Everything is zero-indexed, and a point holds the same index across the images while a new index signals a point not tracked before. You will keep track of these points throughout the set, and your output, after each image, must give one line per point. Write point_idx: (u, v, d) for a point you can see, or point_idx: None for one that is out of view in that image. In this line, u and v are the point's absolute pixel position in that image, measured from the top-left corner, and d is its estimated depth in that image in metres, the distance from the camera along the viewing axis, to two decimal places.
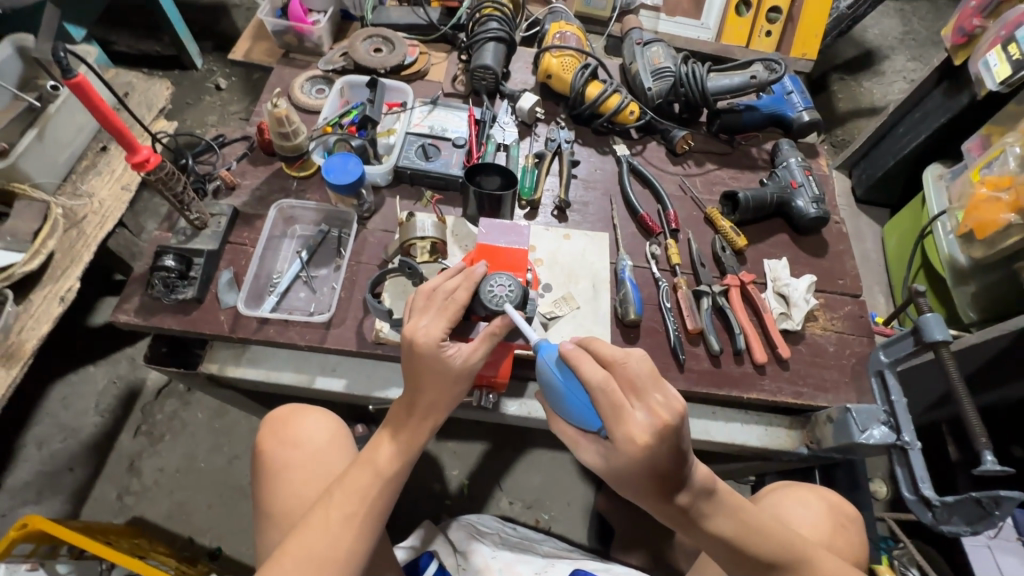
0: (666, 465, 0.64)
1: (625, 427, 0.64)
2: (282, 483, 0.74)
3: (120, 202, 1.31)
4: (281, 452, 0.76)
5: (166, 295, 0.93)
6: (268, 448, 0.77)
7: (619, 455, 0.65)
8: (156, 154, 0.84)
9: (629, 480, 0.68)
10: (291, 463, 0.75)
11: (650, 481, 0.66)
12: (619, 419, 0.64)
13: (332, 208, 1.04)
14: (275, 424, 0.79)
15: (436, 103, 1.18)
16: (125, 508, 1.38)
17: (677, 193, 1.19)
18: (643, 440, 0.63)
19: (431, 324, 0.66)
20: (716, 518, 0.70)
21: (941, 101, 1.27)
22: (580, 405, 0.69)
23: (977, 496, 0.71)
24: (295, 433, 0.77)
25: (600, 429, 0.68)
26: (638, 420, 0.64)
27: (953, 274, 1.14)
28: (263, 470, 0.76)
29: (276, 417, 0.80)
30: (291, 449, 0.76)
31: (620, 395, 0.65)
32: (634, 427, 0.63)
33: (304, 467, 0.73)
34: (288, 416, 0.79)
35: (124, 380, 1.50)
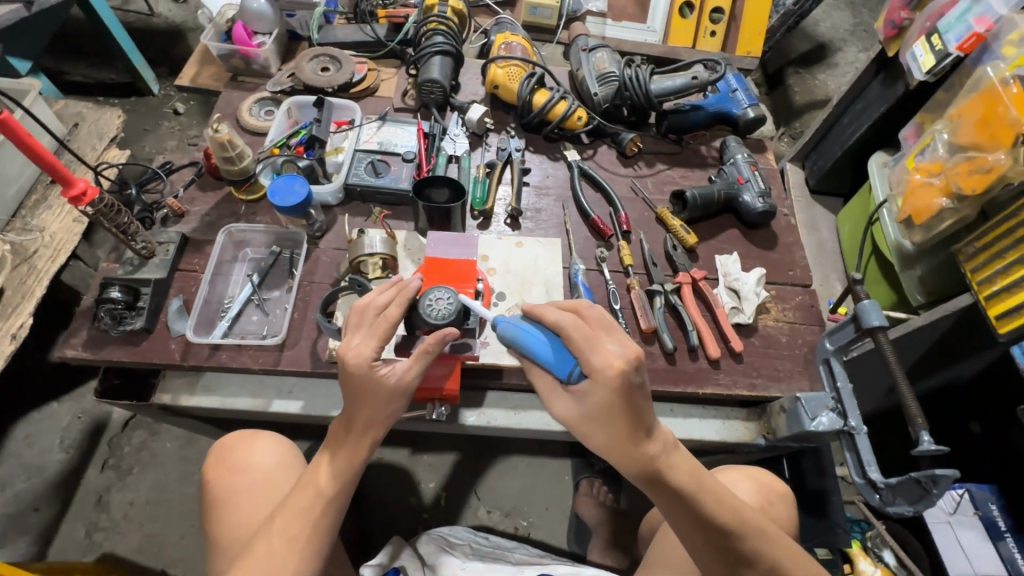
0: (637, 396, 0.68)
1: (601, 354, 0.67)
2: (228, 508, 0.74)
3: (72, 234, 1.29)
4: (229, 478, 0.75)
5: (113, 327, 0.92)
6: (216, 474, 0.77)
7: (595, 388, 0.67)
8: (94, 187, 0.83)
9: (605, 420, 0.69)
10: (238, 488, 0.74)
11: (625, 415, 0.68)
12: (594, 348, 0.68)
13: (282, 229, 1.04)
14: (223, 449, 0.79)
15: (384, 119, 1.19)
16: (94, 545, 1.35)
17: (628, 194, 1.21)
18: (620, 364, 0.66)
19: (362, 343, 0.69)
20: (677, 470, 0.71)
21: (880, 91, 1.31)
22: (552, 351, 0.71)
23: (915, 476, 0.72)
24: (242, 458, 0.77)
25: (573, 373, 0.70)
26: (611, 350, 0.68)
27: (900, 260, 1.16)
28: (211, 497, 0.76)
29: (225, 443, 0.80)
30: (238, 475, 0.75)
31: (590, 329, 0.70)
32: (609, 354, 0.67)
33: (251, 493, 0.74)
34: (237, 441, 0.79)
35: (89, 415, 1.48)
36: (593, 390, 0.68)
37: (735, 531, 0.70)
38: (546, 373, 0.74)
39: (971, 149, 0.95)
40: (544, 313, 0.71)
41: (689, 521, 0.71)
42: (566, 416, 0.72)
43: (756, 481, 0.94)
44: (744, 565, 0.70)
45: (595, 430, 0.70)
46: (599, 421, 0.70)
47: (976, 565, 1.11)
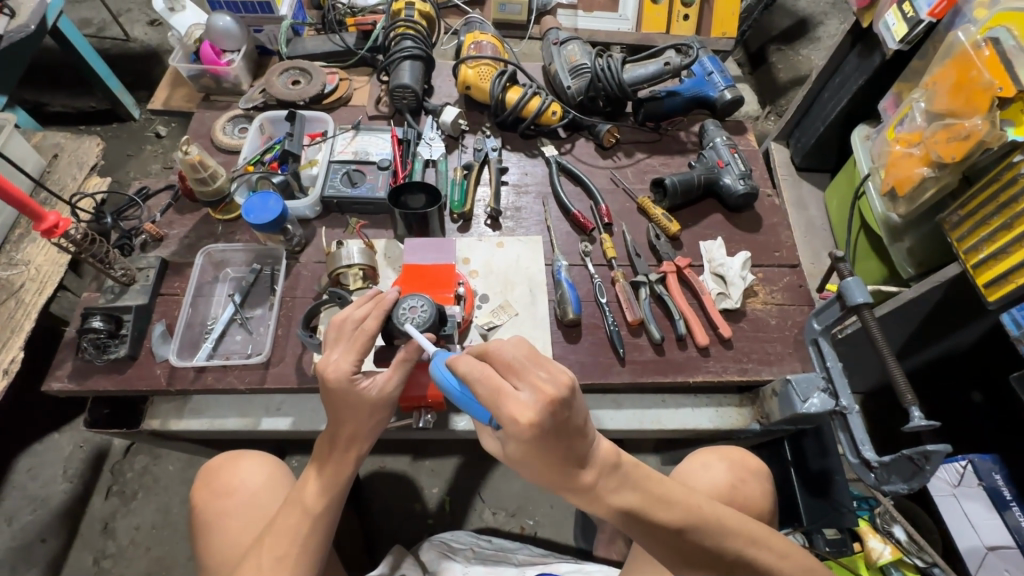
0: (556, 442, 0.63)
1: (506, 407, 0.62)
2: (217, 531, 0.74)
3: (58, 265, 1.29)
4: (217, 502, 0.76)
5: (97, 357, 0.92)
6: (204, 499, 0.77)
7: (509, 440, 0.63)
8: (66, 219, 0.83)
9: (533, 465, 0.65)
10: (226, 511, 0.74)
11: (548, 460, 0.64)
12: (501, 400, 0.62)
13: (261, 247, 1.03)
14: (209, 475, 0.79)
15: (358, 128, 1.18)
16: (102, 572, 1.36)
17: (608, 186, 1.20)
18: (526, 419, 0.61)
19: (340, 358, 0.68)
20: (623, 492, 0.68)
21: (857, 63, 1.29)
22: (467, 399, 0.67)
23: (907, 453, 0.71)
24: (228, 480, 0.77)
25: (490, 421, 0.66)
26: (520, 399, 0.62)
27: (888, 232, 1.15)
28: (200, 523, 0.76)
29: (211, 468, 0.80)
30: (226, 497, 0.76)
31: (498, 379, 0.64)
32: (516, 406, 0.62)
33: (239, 515, 0.73)
34: (223, 464, 0.79)
35: (90, 443, 1.48)
36: (508, 441, 0.64)
37: (713, 532, 0.70)
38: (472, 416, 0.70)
39: (948, 116, 0.94)
40: (455, 363, 0.66)
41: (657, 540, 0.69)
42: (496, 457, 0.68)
43: (749, 468, 0.94)
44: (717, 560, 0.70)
45: (526, 472, 0.67)
46: (525, 465, 0.66)
47: (984, 538, 1.08)
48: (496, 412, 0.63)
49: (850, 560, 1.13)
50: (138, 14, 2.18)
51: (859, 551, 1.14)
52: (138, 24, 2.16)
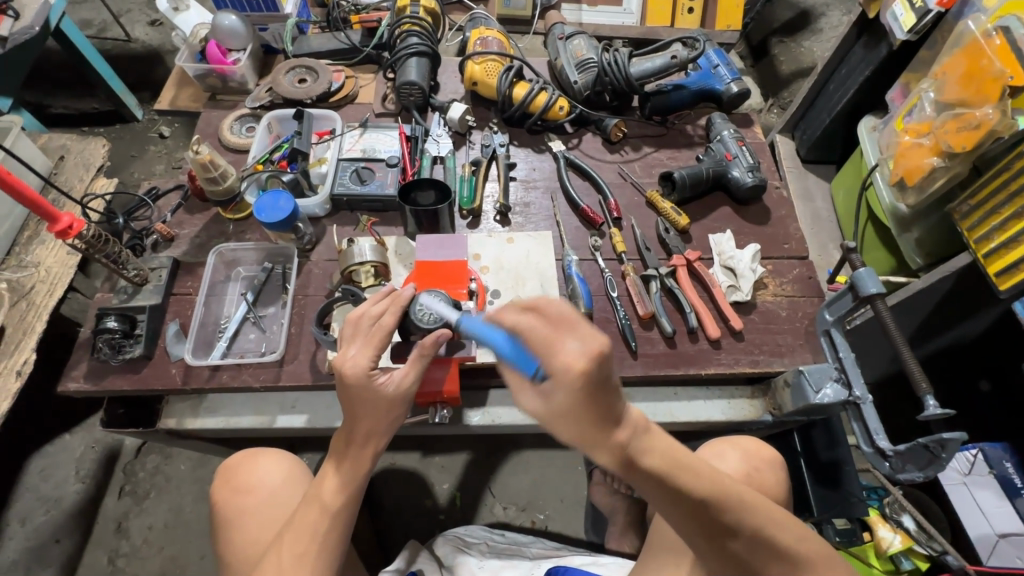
0: (608, 394, 0.56)
1: (559, 357, 0.54)
2: (237, 529, 0.74)
3: (68, 267, 1.29)
4: (235, 500, 0.76)
5: (113, 357, 0.92)
6: (222, 497, 0.78)
7: (560, 395, 0.55)
8: (79, 220, 0.83)
9: (579, 422, 0.56)
10: (246, 509, 0.75)
11: (593, 414, 0.56)
12: (552, 349, 0.54)
13: (272, 245, 1.04)
14: (227, 473, 0.79)
15: (365, 125, 1.18)
16: (117, 571, 1.37)
17: (616, 180, 1.20)
18: (581, 365, 0.53)
19: (358, 353, 0.69)
20: (649, 455, 0.61)
21: (863, 54, 1.29)
22: (514, 350, 0.59)
23: (923, 442, 0.72)
24: (247, 478, 0.77)
25: (537, 376, 0.56)
26: (570, 350, 0.54)
27: (897, 223, 1.15)
28: (219, 521, 0.76)
29: (229, 466, 0.80)
30: (245, 495, 0.76)
31: (546, 329, 0.55)
32: (566, 355, 0.54)
33: (259, 513, 0.74)
34: (241, 462, 0.79)
35: (102, 444, 1.49)
36: (558, 397, 0.55)
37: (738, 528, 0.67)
38: (511, 375, 0.60)
39: (958, 106, 0.94)
40: (500, 315, 0.58)
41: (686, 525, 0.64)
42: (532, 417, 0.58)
43: (763, 458, 0.94)
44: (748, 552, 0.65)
45: (568, 435, 0.58)
46: (569, 421, 0.56)
47: (995, 525, 1.10)
48: (547, 355, 0.55)
49: (860, 550, 1.15)
50: (139, 15, 2.18)
51: (869, 541, 1.15)
52: (139, 24, 2.15)
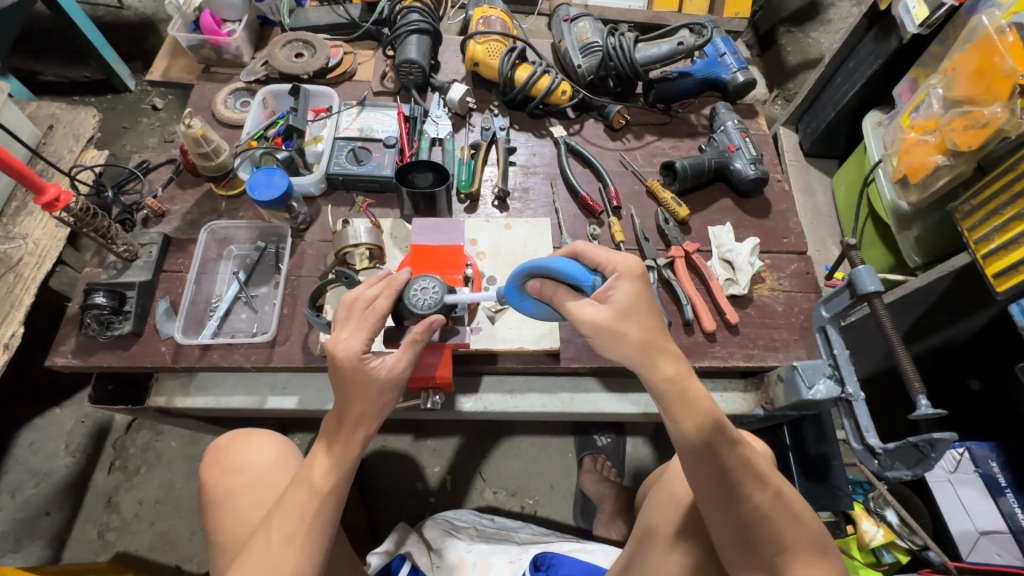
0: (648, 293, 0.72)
1: (609, 260, 0.72)
2: (225, 510, 0.73)
3: (56, 240, 1.27)
4: (224, 480, 0.75)
5: (101, 333, 0.90)
6: (211, 477, 0.77)
7: (620, 285, 0.71)
8: (66, 192, 0.82)
9: (639, 314, 0.70)
10: (234, 490, 0.74)
11: (651, 304, 0.72)
12: (598, 260, 0.72)
13: (265, 224, 1.02)
14: (216, 452, 0.78)
15: (363, 104, 1.15)
16: (107, 545, 1.37)
17: (617, 168, 1.19)
18: (631, 262, 0.71)
19: (351, 337, 0.68)
20: (666, 367, 0.71)
21: (872, 46, 1.26)
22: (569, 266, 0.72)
23: (914, 441, 0.72)
24: (236, 458, 0.76)
25: (590, 282, 0.72)
26: (614, 258, 0.72)
27: (897, 221, 1.14)
28: (207, 501, 0.75)
29: (218, 445, 0.79)
30: (233, 475, 0.75)
31: (591, 247, 0.73)
32: (615, 258, 0.72)
33: (247, 493, 0.73)
34: (230, 443, 0.78)
35: (92, 418, 1.48)
36: (618, 290, 0.70)
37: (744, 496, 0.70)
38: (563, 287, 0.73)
39: (967, 103, 0.92)
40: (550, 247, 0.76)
41: (703, 463, 0.71)
42: (601, 320, 0.70)
43: None
44: (753, 508, 0.70)
45: (630, 330, 0.70)
46: (632, 315, 0.70)
47: (977, 522, 1.11)
48: (606, 263, 0.72)
49: (842, 542, 1.17)
50: None
51: (852, 533, 1.17)
52: None
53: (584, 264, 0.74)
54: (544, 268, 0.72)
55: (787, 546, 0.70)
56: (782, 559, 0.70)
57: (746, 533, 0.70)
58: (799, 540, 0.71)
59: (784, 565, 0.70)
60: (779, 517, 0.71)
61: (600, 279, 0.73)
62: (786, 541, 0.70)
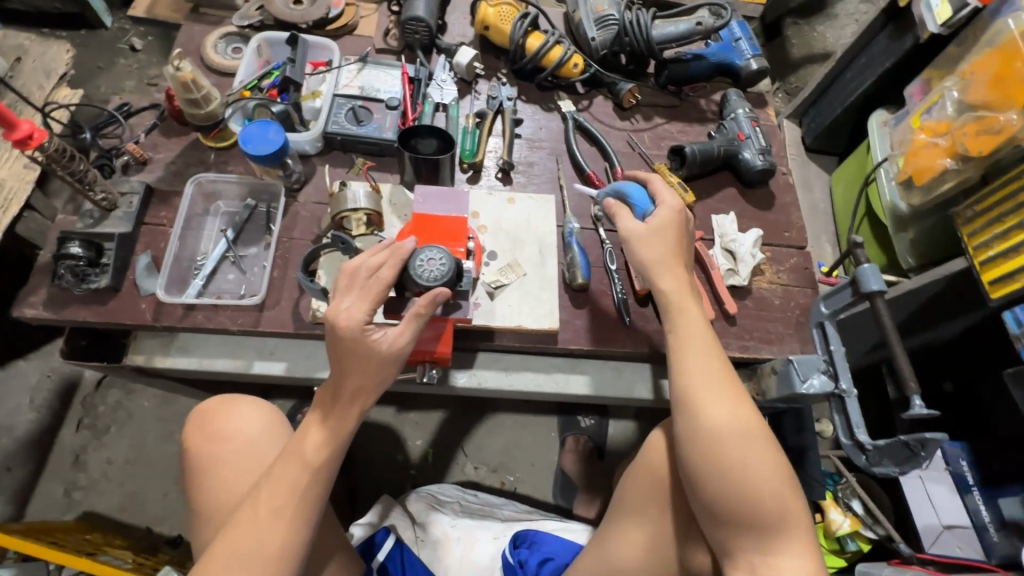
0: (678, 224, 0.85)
1: (663, 193, 0.87)
2: (210, 478, 0.71)
3: (24, 182, 1.18)
4: (208, 447, 0.72)
5: (76, 286, 0.85)
6: (196, 443, 0.74)
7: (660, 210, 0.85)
8: (41, 130, 0.75)
9: (664, 234, 0.83)
10: (219, 458, 0.72)
11: (678, 231, 0.85)
12: (656, 189, 0.88)
13: (256, 181, 0.96)
14: (201, 417, 0.75)
15: (365, 61, 1.09)
16: (73, 504, 1.33)
17: (624, 149, 1.16)
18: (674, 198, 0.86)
19: (353, 306, 0.65)
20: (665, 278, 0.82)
21: (886, 44, 1.25)
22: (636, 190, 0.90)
23: (904, 439, 0.74)
24: (223, 425, 0.74)
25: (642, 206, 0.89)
26: (666, 192, 0.87)
27: (894, 222, 1.16)
28: (190, 468, 0.73)
29: (203, 409, 0.76)
30: (220, 443, 0.73)
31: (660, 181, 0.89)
32: (665, 193, 0.87)
33: (235, 462, 0.71)
34: (217, 408, 0.75)
35: (59, 373, 1.42)
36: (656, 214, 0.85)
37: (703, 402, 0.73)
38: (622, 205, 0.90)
39: (981, 109, 0.92)
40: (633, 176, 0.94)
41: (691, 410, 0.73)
42: (637, 232, 0.84)
43: None
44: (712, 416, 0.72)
45: (648, 245, 0.83)
46: (661, 235, 0.83)
47: (943, 518, 1.16)
48: (660, 196, 0.87)
49: None
50: None
51: (820, 522, 1.23)
52: None
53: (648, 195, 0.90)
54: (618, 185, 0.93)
55: (750, 465, 0.69)
56: (742, 477, 0.68)
57: (716, 494, 0.70)
58: (763, 463, 0.69)
59: (744, 485, 0.68)
60: (739, 432, 0.70)
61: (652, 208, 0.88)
62: (749, 460, 0.69)
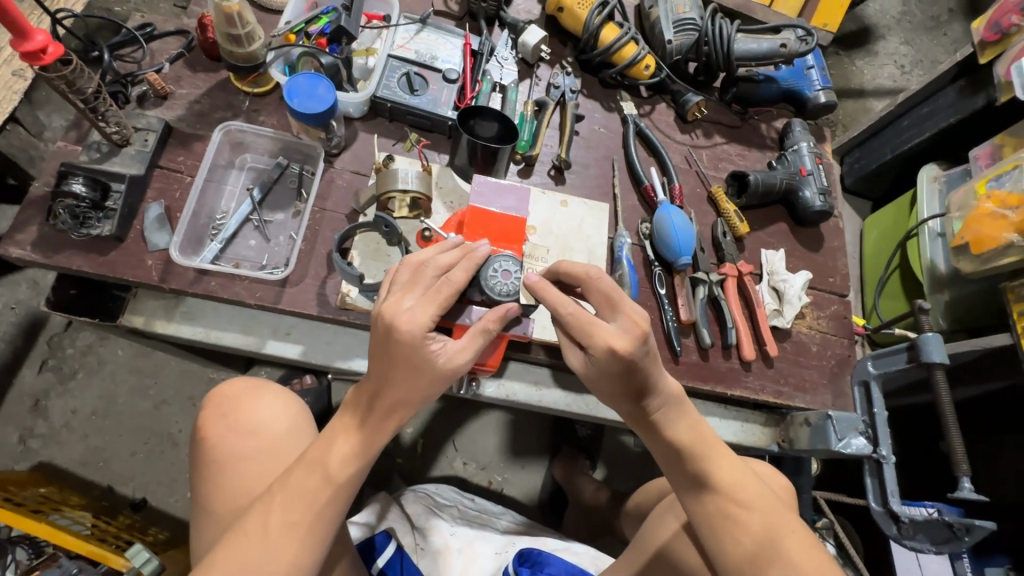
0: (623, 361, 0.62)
1: (599, 335, 0.62)
2: (226, 475, 0.69)
3: (13, 93, 1.02)
4: (230, 439, 0.70)
5: (74, 229, 0.74)
6: (215, 433, 0.72)
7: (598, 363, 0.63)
8: (58, 45, 0.64)
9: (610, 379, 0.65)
10: (240, 453, 0.69)
11: (627, 383, 0.64)
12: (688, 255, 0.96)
13: (291, 138, 0.87)
14: (224, 405, 0.73)
15: (425, 22, 0.98)
16: (29, 453, 1.22)
17: (682, 164, 1.09)
18: (623, 346, 0.61)
19: (417, 308, 0.59)
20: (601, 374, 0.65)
21: (954, 98, 1.23)
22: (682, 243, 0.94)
23: (950, 520, 0.77)
24: (248, 418, 0.72)
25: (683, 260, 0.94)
26: (610, 329, 0.62)
27: (930, 282, 1.15)
28: (207, 459, 0.70)
29: (226, 396, 0.74)
30: (242, 437, 0.71)
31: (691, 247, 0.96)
32: (609, 335, 0.62)
33: (256, 459, 0.69)
34: (242, 396, 0.74)
35: (24, 307, 1.28)
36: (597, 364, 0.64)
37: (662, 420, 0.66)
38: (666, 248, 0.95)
39: None
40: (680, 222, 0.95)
41: (659, 446, 0.67)
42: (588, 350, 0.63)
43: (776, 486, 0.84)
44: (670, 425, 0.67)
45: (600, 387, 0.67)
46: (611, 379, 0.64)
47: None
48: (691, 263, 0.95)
49: None
50: None
51: None
52: None
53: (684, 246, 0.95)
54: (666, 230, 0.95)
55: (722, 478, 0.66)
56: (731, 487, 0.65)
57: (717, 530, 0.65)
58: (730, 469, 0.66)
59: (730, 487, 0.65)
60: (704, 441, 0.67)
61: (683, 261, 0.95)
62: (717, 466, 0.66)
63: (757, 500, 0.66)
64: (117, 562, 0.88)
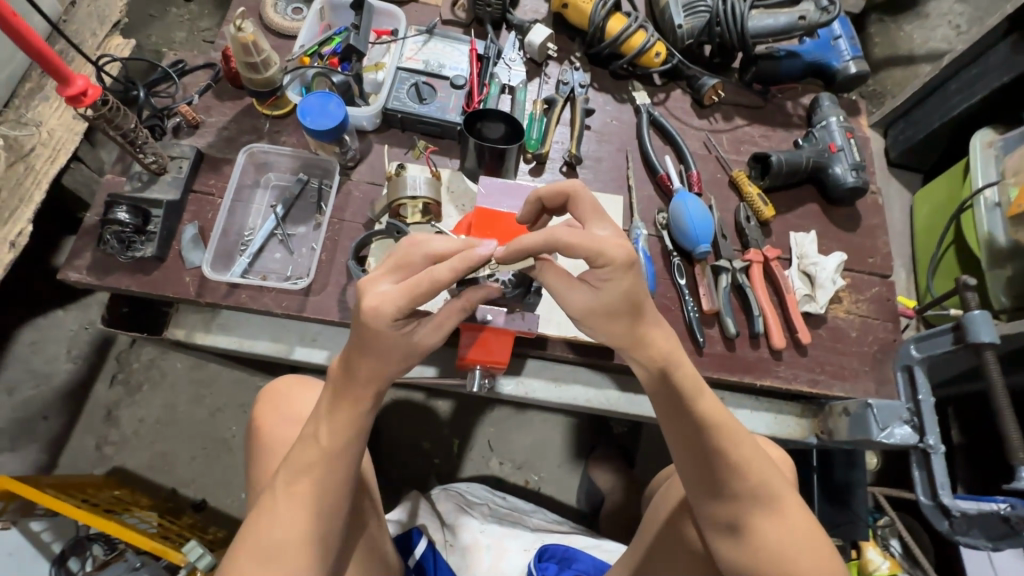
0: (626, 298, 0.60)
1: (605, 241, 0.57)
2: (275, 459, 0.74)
3: (73, 133, 1.13)
4: (284, 425, 0.76)
5: (121, 253, 0.82)
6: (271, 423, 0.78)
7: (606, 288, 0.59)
8: (96, 86, 0.70)
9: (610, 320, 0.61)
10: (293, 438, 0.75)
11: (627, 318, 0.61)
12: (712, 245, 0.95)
13: (310, 155, 0.92)
14: (276, 397, 0.80)
15: (432, 32, 1.01)
16: (104, 458, 1.35)
17: (700, 150, 1.06)
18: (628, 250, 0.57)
19: (389, 290, 0.57)
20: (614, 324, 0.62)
21: (1007, 55, 1.12)
22: (699, 233, 0.91)
23: (1005, 513, 0.72)
24: (299, 408, 0.78)
25: (701, 250, 0.91)
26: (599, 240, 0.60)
27: (987, 257, 1.07)
28: (260, 445, 0.76)
29: (277, 389, 0.81)
30: (296, 425, 0.76)
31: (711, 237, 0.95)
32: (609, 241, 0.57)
33: None
34: (291, 389, 0.80)
35: (96, 327, 1.41)
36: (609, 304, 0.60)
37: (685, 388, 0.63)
38: (682, 240, 0.93)
39: None
40: (697, 212, 0.92)
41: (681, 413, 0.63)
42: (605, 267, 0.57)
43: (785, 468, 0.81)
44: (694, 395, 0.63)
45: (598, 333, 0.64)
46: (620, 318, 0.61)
47: None
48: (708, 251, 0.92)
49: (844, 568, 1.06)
50: None
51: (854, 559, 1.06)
52: None
53: (704, 236, 0.91)
54: (681, 219, 0.92)
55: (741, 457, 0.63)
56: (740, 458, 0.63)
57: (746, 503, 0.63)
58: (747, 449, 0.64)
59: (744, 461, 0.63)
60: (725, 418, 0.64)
61: (703, 250, 0.91)
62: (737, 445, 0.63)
63: (747, 452, 0.63)
64: (177, 557, 0.95)
